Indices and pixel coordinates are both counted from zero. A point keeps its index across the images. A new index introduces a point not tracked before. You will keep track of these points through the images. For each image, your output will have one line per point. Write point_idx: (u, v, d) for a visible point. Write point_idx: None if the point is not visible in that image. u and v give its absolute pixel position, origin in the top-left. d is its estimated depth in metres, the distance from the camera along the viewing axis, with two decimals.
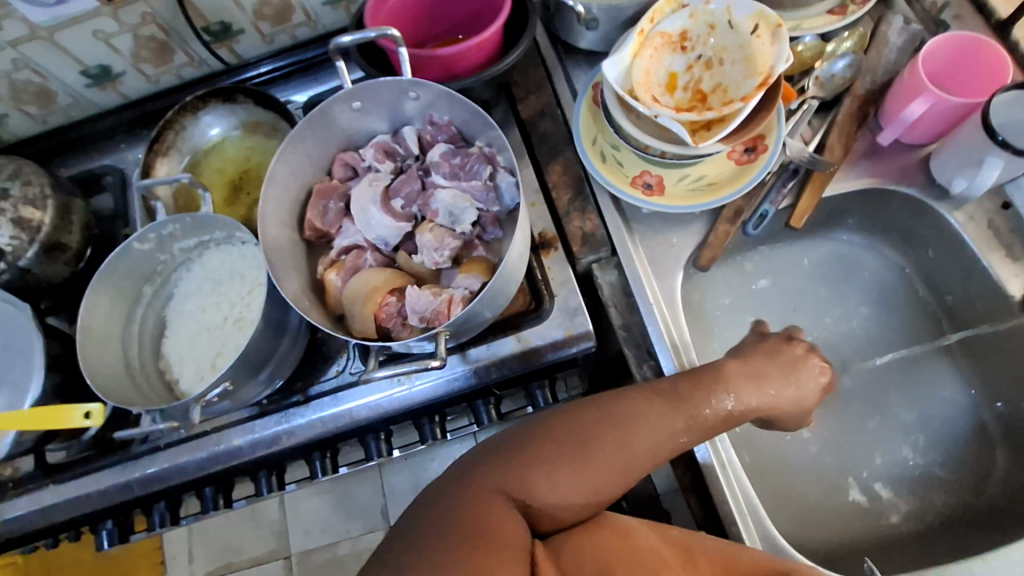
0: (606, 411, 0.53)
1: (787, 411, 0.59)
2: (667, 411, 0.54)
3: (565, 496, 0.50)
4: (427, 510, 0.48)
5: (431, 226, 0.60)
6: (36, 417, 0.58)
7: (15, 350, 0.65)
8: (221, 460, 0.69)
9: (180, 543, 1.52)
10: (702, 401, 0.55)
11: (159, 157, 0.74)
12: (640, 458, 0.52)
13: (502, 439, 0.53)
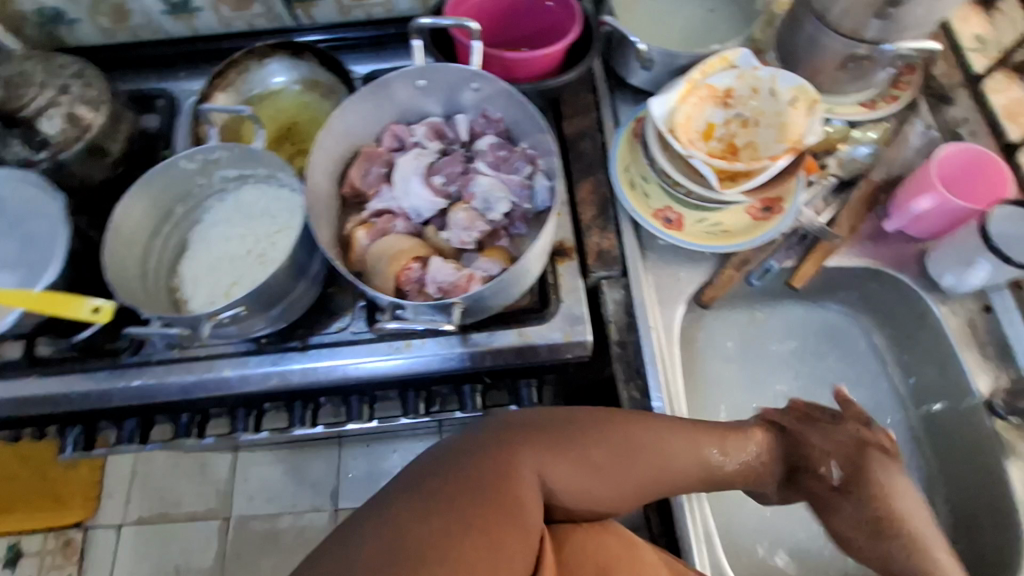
0: (644, 432, 0.57)
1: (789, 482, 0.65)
2: (697, 449, 0.58)
3: (582, 494, 0.55)
4: (459, 462, 0.51)
5: (466, 207, 0.63)
6: (49, 300, 0.60)
7: (37, 234, 0.66)
8: (208, 387, 0.70)
9: (121, 481, 1.50)
10: (732, 450, 0.60)
11: (218, 90, 0.77)
12: (659, 482, 0.57)
13: (544, 421, 0.55)
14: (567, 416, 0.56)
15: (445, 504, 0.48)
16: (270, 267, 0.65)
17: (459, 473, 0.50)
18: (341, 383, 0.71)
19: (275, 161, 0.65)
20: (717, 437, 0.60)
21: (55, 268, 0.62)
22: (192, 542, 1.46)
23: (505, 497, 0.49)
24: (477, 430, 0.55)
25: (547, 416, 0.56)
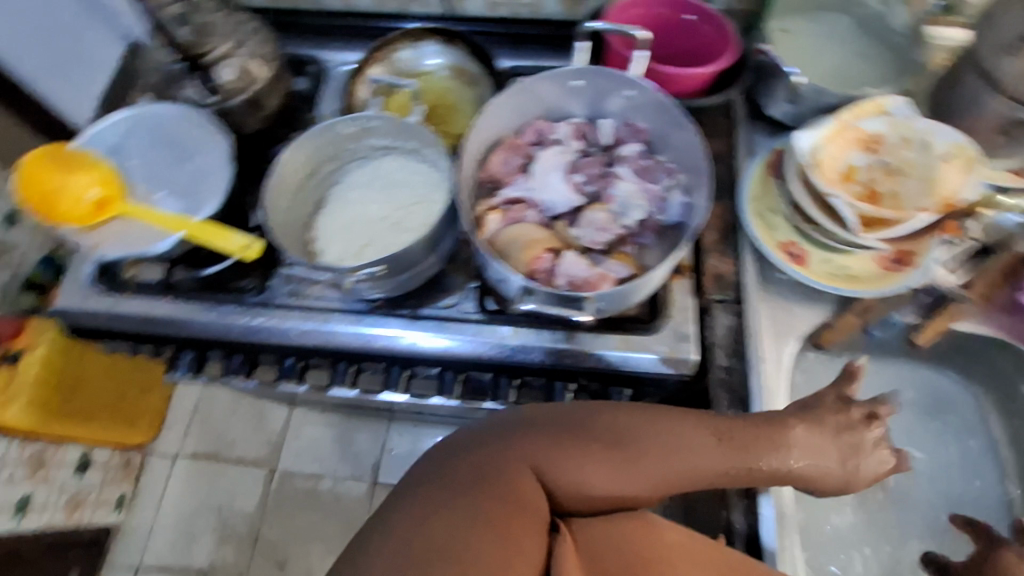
0: (657, 428, 0.55)
1: (831, 481, 0.61)
2: (710, 444, 0.56)
3: (596, 487, 0.53)
4: (464, 459, 0.51)
5: (603, 209, 0.65)
6: (208, 230, 0.65)
7: (191, 164, 0.69)
8: (321, 337, 0.74)
9: (182, 416, 1.57)
10: (757, 450, 0.58)
11: (373, 63, 0.81)
12: (675, 476, 0.55)
13: (547, 415, 0.55)
14: (571, 410, 0.55)
15: (449, 502, 0.47)
16: (408, 236, 0.68)
17: (462, 475, 0.50)
18: (444, 352, 0.74)
19: (429, 137, 0.68)
20: (731, 430, 0.58)
21: (216, 206, 0.66)
22: (238, 486, 1.52)
23: (507, 494, 0.48)
24: (480, 423, 0.55)
25: (548, 411, 0.55)
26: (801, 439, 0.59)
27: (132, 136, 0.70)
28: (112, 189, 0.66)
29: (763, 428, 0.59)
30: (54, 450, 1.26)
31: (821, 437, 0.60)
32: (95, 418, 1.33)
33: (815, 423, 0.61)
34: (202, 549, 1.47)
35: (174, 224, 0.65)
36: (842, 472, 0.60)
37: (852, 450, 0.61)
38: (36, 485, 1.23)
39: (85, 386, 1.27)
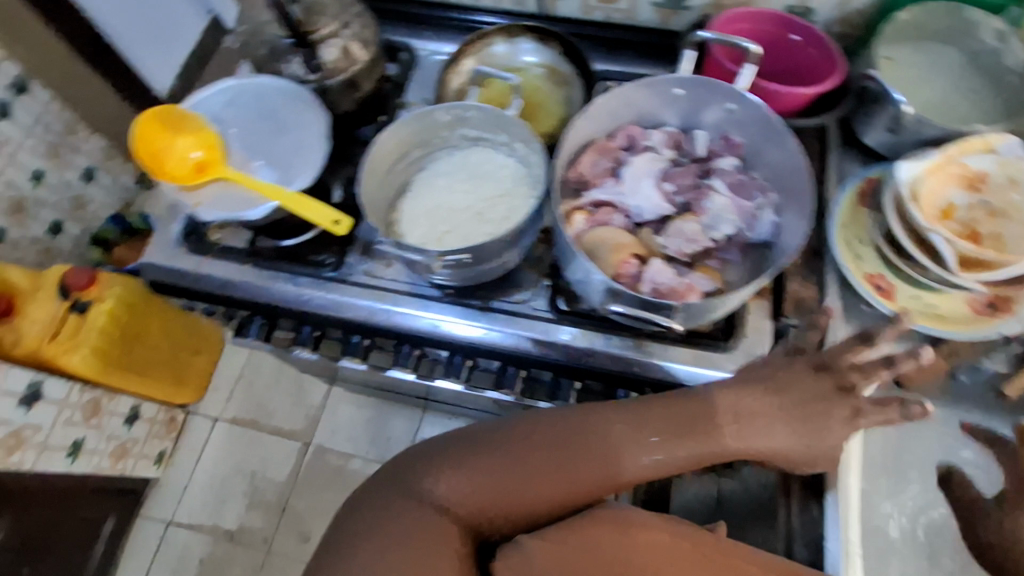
0: (558, 430, 0.61)
1: (790, 454, 0.60)
2: (613, 439, 0.60)
3: (513, 495, 0.59)
4: (382, 502, 0.59)
5: (693, 220, 0.63)
6: (302, 203, 0.66)
7: (289, 136, 0.71)
8: (391, 319, 0.75)
9: (226, 381, 1.61)
10: (681, 432, 0.60)
11: (467, 55, 0.82)
12: (593, 476, 0.59)
13: (457, 440, 0.62)
14: (475, 432, 0.62)
15: (370, 549, 0.56)
16: (490, 228, 0.68)
17: (377, 519, 0.58)
18: (510, 348, 0.73)
19: (526, 133, 0.67)
20: (638, 424, 0.61)
21: (309, 177, 0.67)
22: (273, 455, 1.55)
23: (426, 532, 0.56)
24: (402, 458, 0.64)
25: (458, 436, 0.63)
26: (737, 416, 0.60)
27: (235, 106, 0.72)
28: (212, 153, 0.68)
29: (681, 408, 0.61)
30: (110, 398, 1.30)
31: (747, 415, 0.60)
32: (152, 375, 1.37)
33: (748, 401, 0.60)
34: (233, 512, 1.50)
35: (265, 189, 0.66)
36: (806, 447, 0.60)
37: (815, 429, 0.59)
38: (90, 430, 1.26)
39: (148, 344, 1.31)
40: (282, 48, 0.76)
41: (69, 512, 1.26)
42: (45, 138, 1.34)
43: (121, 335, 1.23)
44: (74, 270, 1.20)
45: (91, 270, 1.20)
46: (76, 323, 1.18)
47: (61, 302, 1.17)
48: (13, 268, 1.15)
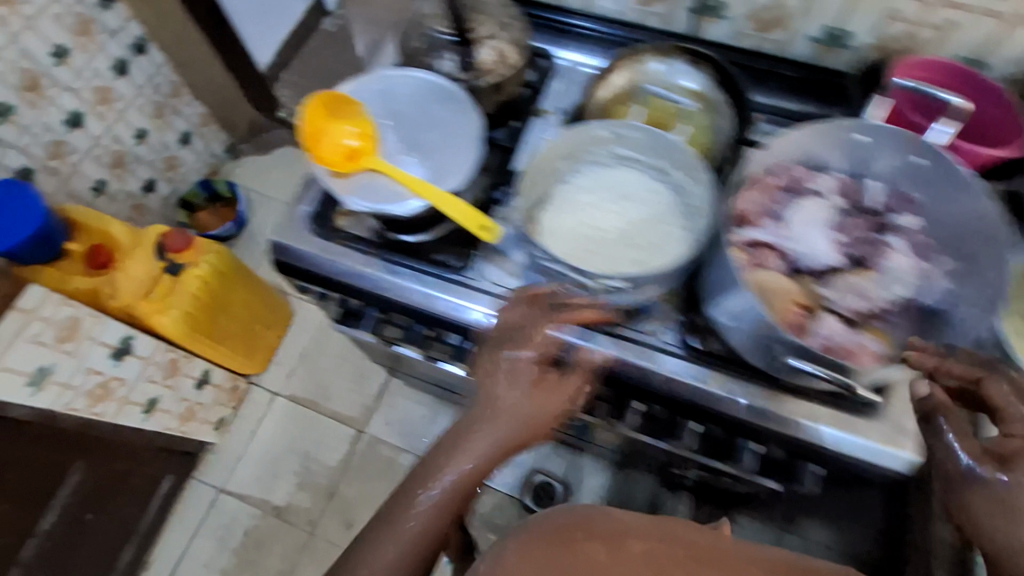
0: (362, 554, 0.57)
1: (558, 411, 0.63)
2: (403, 503, 0.59)
3: None
4: None
5: (870, 275, 0.60)
6: (456, 208, 0.65)
7: (439, 132, 0.69)
8: None
9: (290, 358, 1.63)
10: (449, 461, 0.60)
11: (617, 68, 0.80)
12: (417, 531, 0.58)
13: None
14: None
15: None
16: (640, 256, 0.64)
17: None
18: (634, 381, 0.70)
19: (692, 163, 0.64)
20: (409, 486, 0.60)
21: (460, 181, 0.66)
22: (327, 437, 1.56)
23: None
24: None
25: None
26: (486, 418, 0.62)
27: (389, 91, 0.70)
28: (365, 142, 0.67)
29: (435, 450, 0.62)
30: (187, 360, 1.31)
31: (478, 421, 0.62)
32: (228, 344, 1.41)
33: (473, 425, 0.62)
34: (282, 488, 1.51)
35: (415, 186, 0.65)
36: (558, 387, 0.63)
37: (547, 390, 0.63)
38: (166, 389, 1.28)
39: (229, 313, 1.36)
40: (438, 43, 0.75)
41: (134, 467, 1.28)
42: (154, 98, 1.57)
43: (207, 302, 1.28)
44: (174, 232, 1.23)
45: (190, 236, 1.24)
46: (169, 283, 1.23)
47: (159, 262, 1.22)
48: (116, 223, 1.26)
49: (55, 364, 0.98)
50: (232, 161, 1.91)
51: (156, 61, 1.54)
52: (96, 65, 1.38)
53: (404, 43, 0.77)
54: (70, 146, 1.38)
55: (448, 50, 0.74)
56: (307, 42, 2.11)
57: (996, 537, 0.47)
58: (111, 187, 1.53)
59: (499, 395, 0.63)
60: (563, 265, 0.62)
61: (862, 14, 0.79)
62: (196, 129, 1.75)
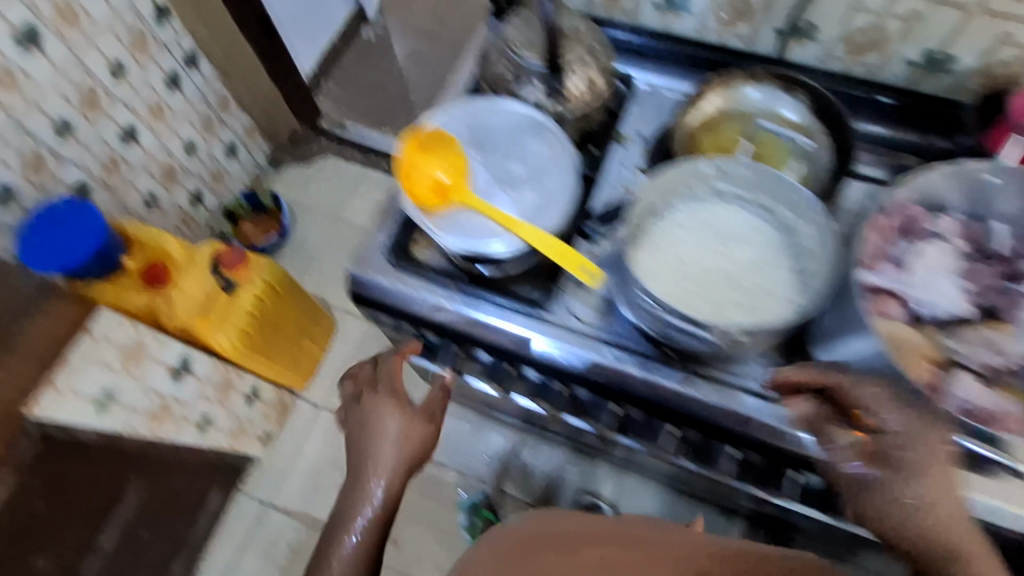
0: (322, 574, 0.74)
1: (424, 436, 0.82)
2: (341, 529, 0.77)
3: None
4: None
5: (1005, 328, 0.57)
6: (558, 250, 0.64)
7: (536, 166, 0.67)
8: (606, 373, 0.70)
9: (333, 372, 1.62)
10: (356, 500, 0.78)
11: (712, 92, 0.77)
12: (358, 544, 0.76)
13: None
14: None
15: None
16: (750, 301, 0.62)
17: None
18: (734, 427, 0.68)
19: (808, 204, 0.61)
20: (338, 526, 0.78)
21: (558, 220, 0.65)
22: None
23: None
24: None
25: None
26: (372, 459, 0.79)
27: (477, 125, 0.68)
28: (457, 178, 0.65)
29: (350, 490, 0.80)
30: (239, 377, 1.31)
31: (371, 461, 0.79)
32: (279, 359, 1.41)
33: (368, 464, 0.79)
34: (326, 504, 1.49)
35: (511, 226, 0.63)
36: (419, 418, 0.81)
37: (409, 424, 0.81)
38: (218, 407, 1.27)
39: (280, 329, 1.36)
40: (523, 73, 0.72)
41: (187, 484, 1.27)
42: (204, 111, 1.57)
43: (259, 319, 1.27)
44: (230, 248, 1.22)
45: (244, 252, 1.23)
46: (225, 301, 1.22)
47: (215, 279, 1.21)
48: (170, 238, 1.26)
49: (120, 388, 0.98)
50: (274, 171, 1.90)
51: (206, 74, 1.54)
52: (150, 80, 1.38)
53: (489, 71, 0.74)
54: (125, 160, 1.38)
55: (536, 79, 0.72)
56: (347, 50, 2.09)
57: (881, 514, 0.56)
58: (161, 200, 1.53)
59: (391, 424, 0.80)
60: (676, 312, 0.61)
61: (967, 38, 0.75)
62: (242, 140, 1.74)
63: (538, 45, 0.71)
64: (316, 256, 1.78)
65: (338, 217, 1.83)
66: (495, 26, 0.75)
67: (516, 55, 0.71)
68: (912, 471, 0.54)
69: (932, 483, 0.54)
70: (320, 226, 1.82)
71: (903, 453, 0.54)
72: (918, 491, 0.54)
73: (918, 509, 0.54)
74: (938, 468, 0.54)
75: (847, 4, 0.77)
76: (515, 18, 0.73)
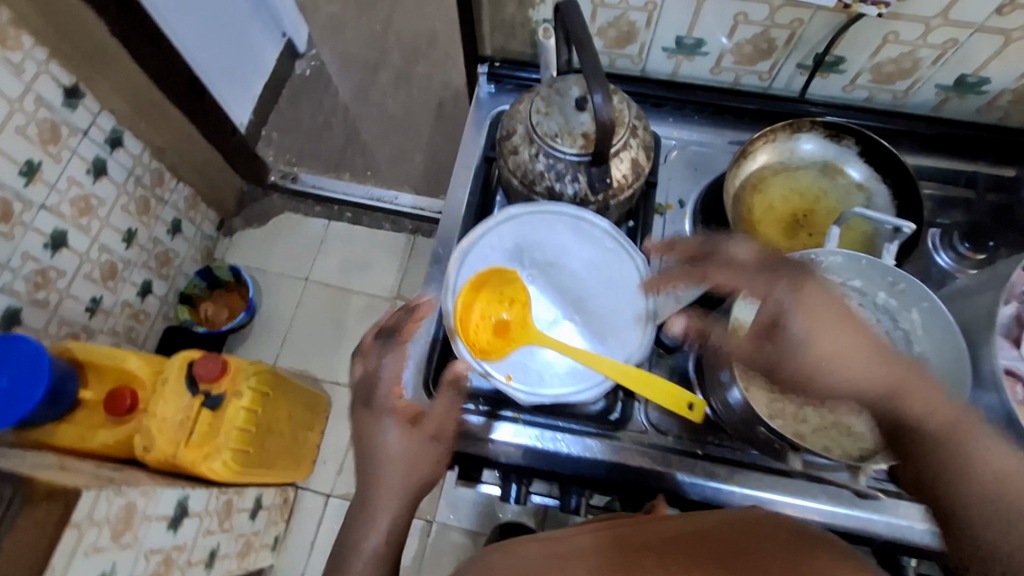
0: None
1: (425, 461, 0.61)
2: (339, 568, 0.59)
3: None
4: None
5: None
6: (642, 382, 0.53)
7: (601, 280, 0.58)
8: (705, 495, 0.61)
9: (336, 452, 1.49)
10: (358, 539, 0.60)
11: (759, 147, 0.71)
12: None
13: None
14: None
15: None
16: None
17: None
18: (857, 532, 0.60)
19: (911, 290, 0.56)
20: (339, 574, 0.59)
21: (645, 345, 0.54)
22: None
23: None
24: None
25: None
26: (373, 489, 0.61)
27: (528, 243, 0.59)
28: (518, 314, 0.57)
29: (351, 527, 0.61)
30: (239, 496, 1.17)
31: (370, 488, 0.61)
32: (278, 461, 1.26)
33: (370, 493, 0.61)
34: None
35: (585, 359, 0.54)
36: (421, 438, 0.61)
37: (405, 442, 0.61)
38: (222, 534, 1.13)
39: (274, 431, 1.21)
40: (563, 165, 0.62)
41: None
42: (137, 192, 1.38)
43: (254, 429, 1.13)
44: (204, 358, 1.07)
45: (222, 359, 1.08)
46: (210, 420, 1.07)
47: (193, 397, 1.05)
48: (133, 357, 1.09)
49: (115, 564, 0.83)
50: (226, 239, 1.72)
51: (135, 151, 1.35)
52: (70, 172, 1.19)
53: (517, 161, 0.64)
54: (58, 270, 1.19)
55: (580, 171, 0.62)
56: (283, 92, 1.92)
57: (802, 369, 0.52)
58: (106, 302, 1.34)
59: (389, 438, 0.61)
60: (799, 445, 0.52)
61: (1003, 62, 0.71)
62: (185, 214, 1.56)
63: (579, 131, 0.61)
64: (291, 327, 1.62)
65: (307, 280, 1.68)
66: (518, 112, 0.65)
67: (555, 145, 0.61)
68: (815, 333, 0.51)
69: (838, 334, 0.51)
70: (288, 292, 1.66)
71: (797, 318, 0.52)
72: (833, 346, 0.51)
73: (836, 368, 0.50)
74: (833, 318, 0.51)
75: (881, 36, 0.71)
76: (542, 102, 0.63)
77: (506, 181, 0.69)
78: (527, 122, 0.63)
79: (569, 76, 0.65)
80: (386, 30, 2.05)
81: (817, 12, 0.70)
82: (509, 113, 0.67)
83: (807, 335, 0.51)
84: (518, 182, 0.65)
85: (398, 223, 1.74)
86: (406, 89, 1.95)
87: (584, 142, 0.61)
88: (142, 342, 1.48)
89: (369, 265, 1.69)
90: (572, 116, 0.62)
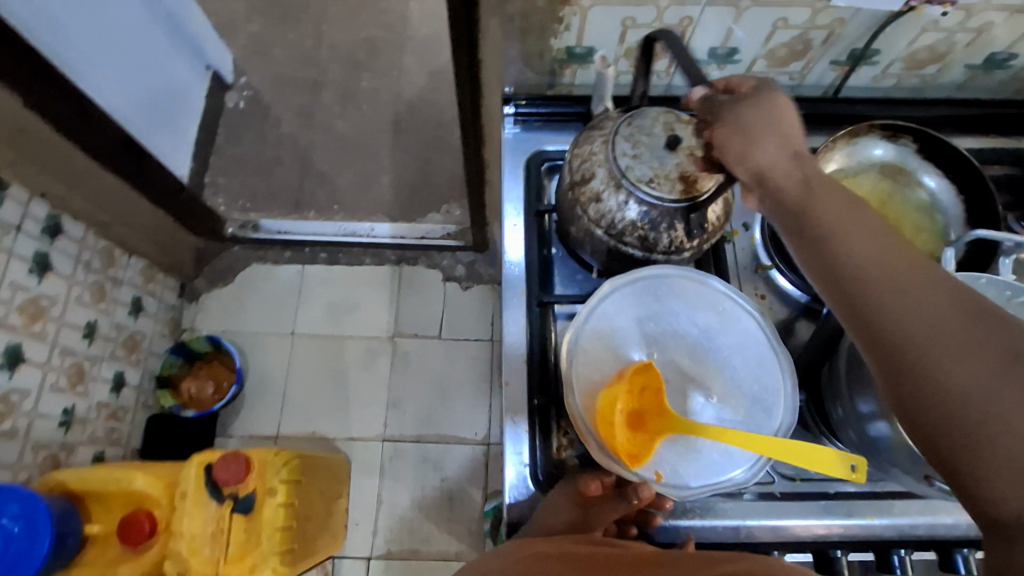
0: None
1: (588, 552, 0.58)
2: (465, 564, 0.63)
3: None
4: None
5: None
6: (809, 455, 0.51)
7: (719, 341, 0.61)
8: (848, 530, 0.63)
9: (366, 511, 1.41)
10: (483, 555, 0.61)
11: (823, 160, 0.70)
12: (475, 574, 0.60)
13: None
14: None
15: None
16: None
17: None
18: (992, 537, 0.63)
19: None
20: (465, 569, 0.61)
21: (790, 412, 0.58)
22: None
23: None
24: None
25: None
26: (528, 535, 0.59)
27: (637, 318, 0.61)
28: (652, 404, 0.57)
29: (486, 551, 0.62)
30: None
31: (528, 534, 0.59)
32: (317, 542, 1.17)
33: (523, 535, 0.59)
34: None
35: (775, 451, 0.52)
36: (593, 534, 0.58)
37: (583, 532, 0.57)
38: None
39: (309, 513, 1.12)
40: (658, 213, 0.57)
41: None
42: (89, 280, 1.21)
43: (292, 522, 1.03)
44: (224, 460, 0.95)
45: (244, 458, 0.96)
46: (244, 527, 0.96)
47: (220, 505, 0.94)
48: (143, 477, 0.97)
49: None
50: (191, 305, 1.56)
51: (78, 236, 1.18)
52: (12, 278, 1.02)
53: (601, 210, 0.59)
54: (20, 391, 1.03)
55: (676, 218, 0.57)
56: (219, 130, 1.74)
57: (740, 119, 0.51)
58: (80, 410, 1.18)
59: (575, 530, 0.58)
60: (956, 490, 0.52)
61: None
62: (144, 289, 1.39)
63: (674, 174, 0.56)
64: (287, 388, 1.50)
65: (293, 333, 1.55)
66: (595, 157, 0.60)
67: (652, 192, 0.55)
68: (761, 117, 0.51)
69: (764, 130, 0.50)
70: (276, 350, 1.53)
71: (746, 106, 0.52)
72: (767, 140, 0.50)
73: (753, 141, 0.50)
74: (774, 124, 0.51)
75: (920, 28, 0.69)
76: (625, 142, 0.57)
77: (578, 232, 0.63)
78: (611, 165, 0.58)
79: (648, 112, 0.60)
80: (318, 45, 1.89)
81: (859, 10, 0.67)
82: (580, 154, 0.61)
83: (750, 114, 0.51)
84: (600, 234, 0.60)
85: (378, 254, 1.63)
86: (354, 107, 1.81)
87: (684, 185, 0.55)
88: (126, 441, 1.33)
89: (358, 305, 1.58)
90: (664, 157, 0.57)
